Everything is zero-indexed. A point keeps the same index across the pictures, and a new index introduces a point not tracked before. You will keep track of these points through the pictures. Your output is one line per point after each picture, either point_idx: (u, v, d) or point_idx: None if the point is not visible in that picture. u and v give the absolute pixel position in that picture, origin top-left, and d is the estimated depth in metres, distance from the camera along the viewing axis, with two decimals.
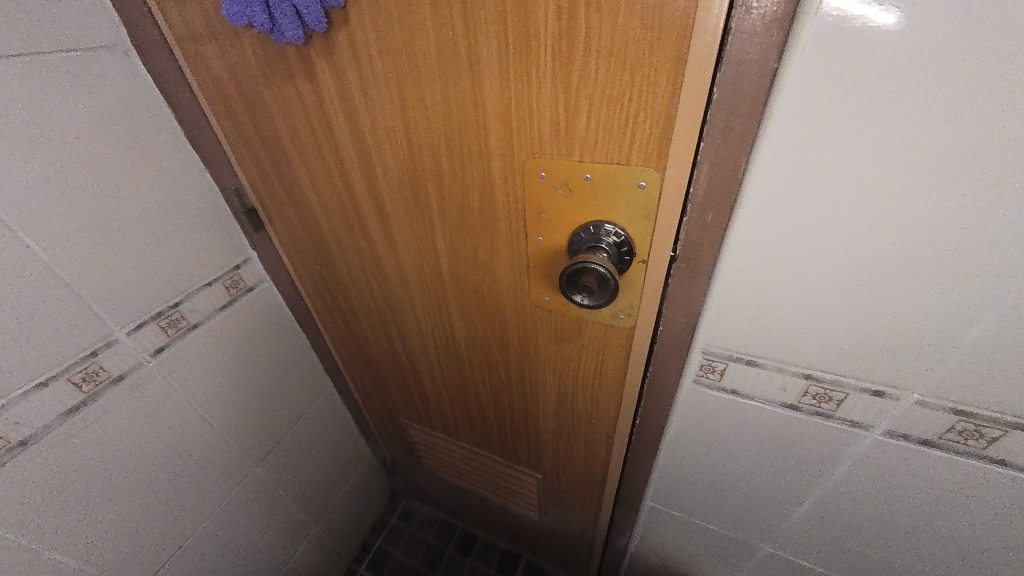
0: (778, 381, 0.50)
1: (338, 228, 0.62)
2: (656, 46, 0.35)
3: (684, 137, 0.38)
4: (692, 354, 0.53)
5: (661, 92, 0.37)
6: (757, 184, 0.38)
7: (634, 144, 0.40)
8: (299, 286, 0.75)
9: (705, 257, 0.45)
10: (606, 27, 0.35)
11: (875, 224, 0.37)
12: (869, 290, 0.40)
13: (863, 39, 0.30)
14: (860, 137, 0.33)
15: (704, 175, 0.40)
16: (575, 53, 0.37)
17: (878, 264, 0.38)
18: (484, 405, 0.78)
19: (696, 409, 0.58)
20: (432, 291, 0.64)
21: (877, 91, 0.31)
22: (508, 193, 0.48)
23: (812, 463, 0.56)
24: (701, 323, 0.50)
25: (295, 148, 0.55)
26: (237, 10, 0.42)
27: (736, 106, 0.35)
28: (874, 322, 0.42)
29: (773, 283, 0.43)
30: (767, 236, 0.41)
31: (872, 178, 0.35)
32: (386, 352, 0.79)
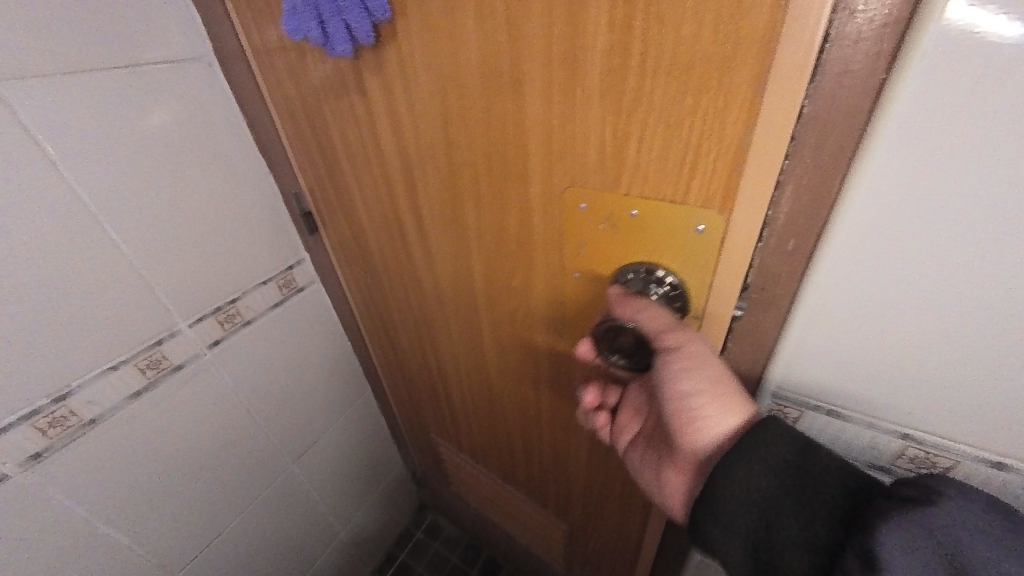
0: (867, 439, 0.43)
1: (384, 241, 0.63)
2: (726, 64, 0.31)
3: (765, 166, 0.33)
4: (761, 397, 0.47)
5: (729, 116, 0.32)
6: (849, 206, 0.33)
7: (693, 177, 0.36)
8: (346, 292, 0.77)
9: (782, 290, 0.39)
10: (666, 45, 0.32)
11: (998, 272, 0.30)
12: (983, 347, 0.33)
13: (996, 50, 0.24)
14: (982, 169, 0.27)
15: (786, 198, 0.35)
16: (632, 72, 0.34)
17: (994, 318, 0.32)
18: (513, 436, 0.75)
19: None
20: (466, 314, 0.62)
21: (1011, 114, 0.25)
22: (548, 222, 0.46)
23: None
24: (773, 363, 0.44)
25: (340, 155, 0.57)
26: (295, 26, 0.43)
27: (833, 120, 0.30)
28: (992, 381, 0.35)
29: (861, 327, 0.37)
30: (856, 276, 0.35)
31: (997, 218, 0.28)
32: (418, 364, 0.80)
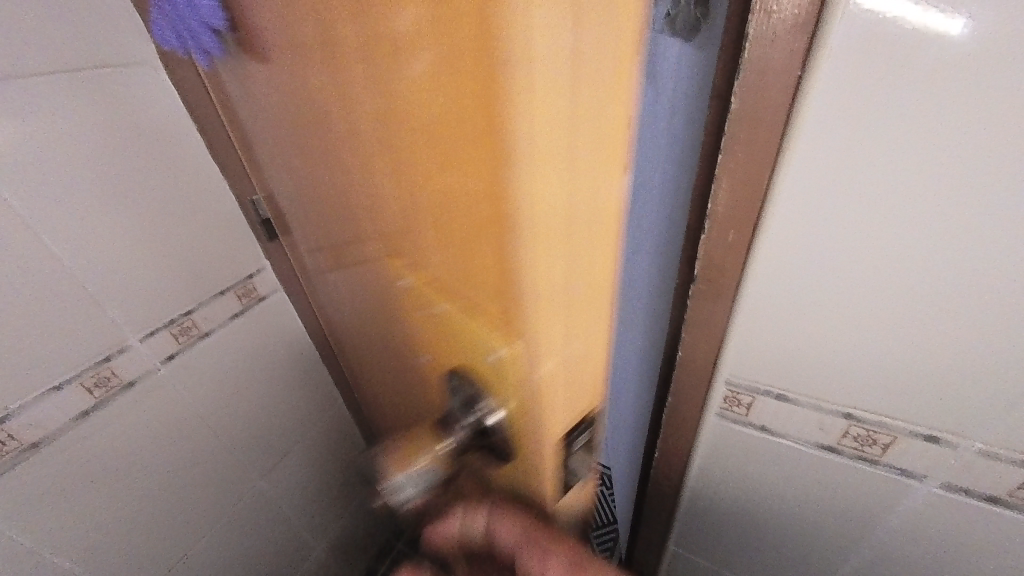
0: (814, 420, 0.45)
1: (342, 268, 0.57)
2: (473, 59, 0.17)
3: (581, 252, 0.21)
4: (715, 385, 0.49)
5: (483, 190, 0.20)
6: (781, 200, 0.36)
7: (477, 270, 0.23)
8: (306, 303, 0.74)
9: (727, 278, 0.42)
10: (410, 85, 0.20)
11: (908, 244, 0.34)
12: (903, 317, 0.37)
13: (894, 45, 0.28)
14: (889, 150, 0.32)
15: (723, 193, 0.38)
16: (401, 145, 0.23)
17: (910, 288, 0.36)
18: None
19: (721, 445, 0.54)
20: (373, 354, 0.56)
21: (907, 99, 0.30)
22: (385, 289, 0.36)
23: (847, 508, 0.51)
24: (725, 351, 0.46)
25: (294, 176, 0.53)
26: (162, 35, 0.46)
27: (757, 117, 0.34)
28: (914, 350, 0.38)
29: (801, 306, 0.40)
30: (794, 256, 0.38)
31: (904, 194, 0.33)
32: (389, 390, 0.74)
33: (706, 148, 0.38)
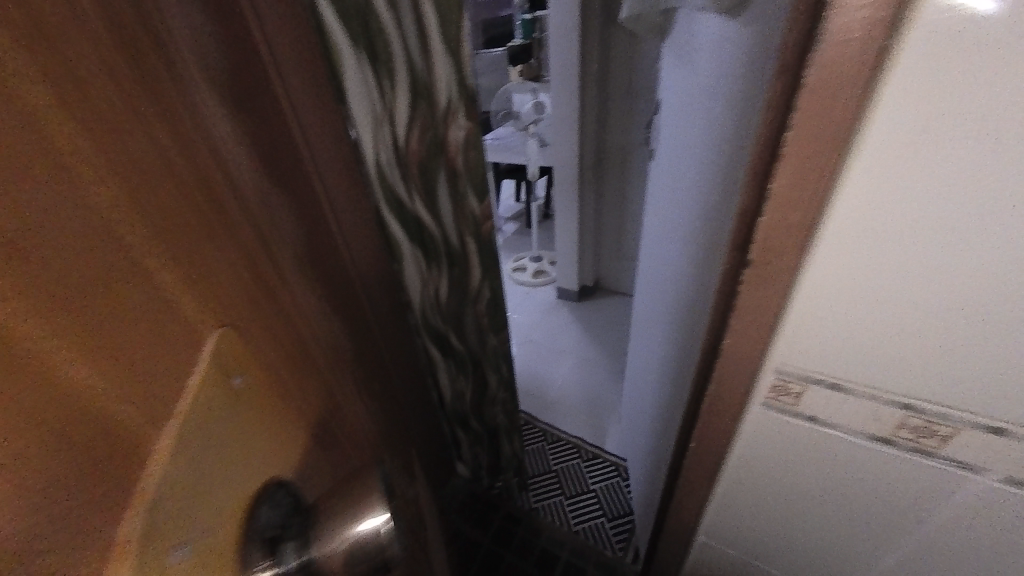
0: (867, 410, 0.44)
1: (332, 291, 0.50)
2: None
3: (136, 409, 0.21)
4: (762, 374, 0.48)
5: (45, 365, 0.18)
6: (851, 181, 0.35)
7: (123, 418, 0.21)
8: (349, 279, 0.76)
9: (786, 263, 0.40)
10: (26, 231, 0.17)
11: (984, 230, 0.33)
12: (971, 308, 0.36)
13: (983, 21, 0.27)
14: (969, 131, 0.30)
15: (786, 172, 0.36)
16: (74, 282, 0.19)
17: (982, 278, 0.34)
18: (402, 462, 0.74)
19: (764, 436, 0.53)
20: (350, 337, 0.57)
21: (994, 77, 0.29)
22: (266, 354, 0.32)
23: (894, 501, 0.50)
24: (776, 339, 0.45)
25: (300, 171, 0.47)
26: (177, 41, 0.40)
27: (832, 91, 0.32)
28: (981, 341, 0.37)
29: (862, 294, 0.39)
30: (859, 240, 0.37)
31: (984, 176, 0.31)
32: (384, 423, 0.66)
33: (769, 124, 0.37)
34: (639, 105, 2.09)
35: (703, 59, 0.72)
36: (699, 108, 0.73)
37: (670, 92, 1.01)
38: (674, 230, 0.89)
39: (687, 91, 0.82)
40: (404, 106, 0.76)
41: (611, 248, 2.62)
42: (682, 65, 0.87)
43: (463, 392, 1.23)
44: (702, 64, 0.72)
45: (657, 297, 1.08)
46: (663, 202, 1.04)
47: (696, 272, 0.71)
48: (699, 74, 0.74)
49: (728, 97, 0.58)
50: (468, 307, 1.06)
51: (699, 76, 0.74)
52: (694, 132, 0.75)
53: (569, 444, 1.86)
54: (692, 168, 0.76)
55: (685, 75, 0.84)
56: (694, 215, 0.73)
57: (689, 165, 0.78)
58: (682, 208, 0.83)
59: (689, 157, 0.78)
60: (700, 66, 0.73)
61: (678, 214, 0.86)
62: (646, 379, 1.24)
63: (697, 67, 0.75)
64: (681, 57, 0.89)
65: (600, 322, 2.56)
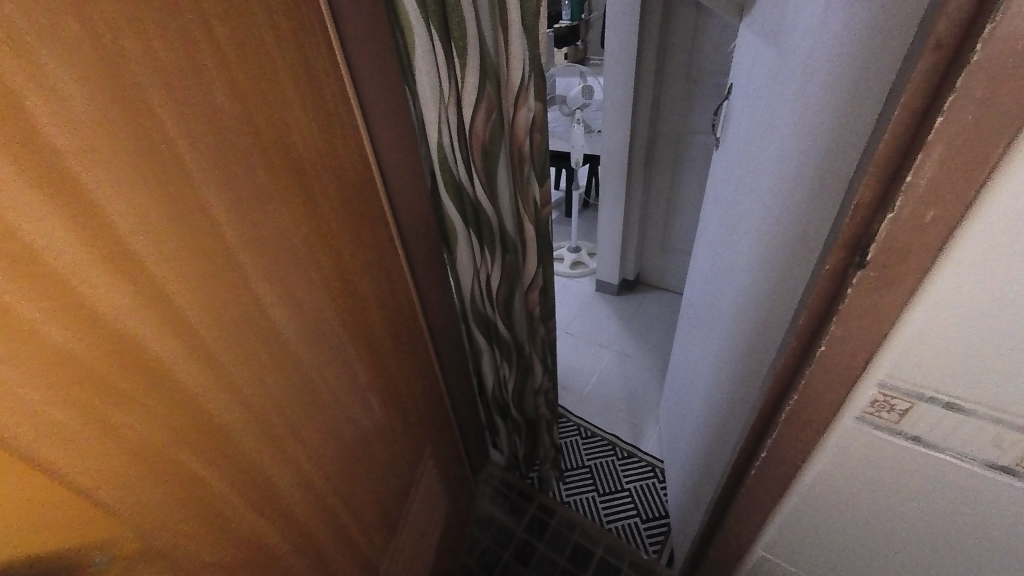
0: (987, 435, 0.40)
1: (282, 314, 0.50)
2: None
3: None
4: (863, 387, 0.43)
5: None
6: (1016, 172, 0.30)
7: None
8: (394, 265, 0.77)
9: (912, 267, 0.36)
10: None
11: None
12: None
13: None
14: None
15: (933, 162, 0.32)
16: None
17: None
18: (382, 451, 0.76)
19: (852, 453, 0.49)
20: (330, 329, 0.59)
21: None
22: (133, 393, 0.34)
23: (1002, 535, 0.45)
24: (886, 350, 0.41)
25: (269, 194, 0.47)
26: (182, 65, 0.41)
27: (1005, 71, 0.28)
28: None
29: (1005, 305, 0.34)
30: (1010, 244, 0.32)
31: None
32: (345, 447, 0.65)
33: (912, 107, 0.33)
34: (697, 93, 2.00)
35: (804, 34, 0.65)
36: (796, 90, 0.66)
37: (750, 77, 0.94)
38: (750, 225, 0.83)
39: (778, 73, 0.75)
40: (472, 83, 0.74)
41: (655, 243, 2.55)
42: (770, 46, 0.81)
43: (505, 380, 1.22)
44: (803, 40, 0.66)
45: (719, 296, 1.02)
46: (733, 194, 0.98)
47: (791, 272, 0.66)
48: (797, 53, 0.67)
49: (862, 77, 0.51)
50: (518, 295, 1.04)
51: (797, 55, 0.67)
52: (787, 117, 0.69)
53: (602, 440, 1.85)
54: (783, 158, 0.70)
55: (775, 55, 0.77)
56: (791, 211, 0.67)
57: (776, 154, 0.72)
58: (762, 202, 0.77)
59: (778, 146, 0.72)
60: (801, 44, 0.66)
61: (757, 208, 0.80)
62: (698, 381, 1.19)
63: (795, 45, 0.68)
64: (770, 37, 0.82)
65: (639, 318, 2.50)
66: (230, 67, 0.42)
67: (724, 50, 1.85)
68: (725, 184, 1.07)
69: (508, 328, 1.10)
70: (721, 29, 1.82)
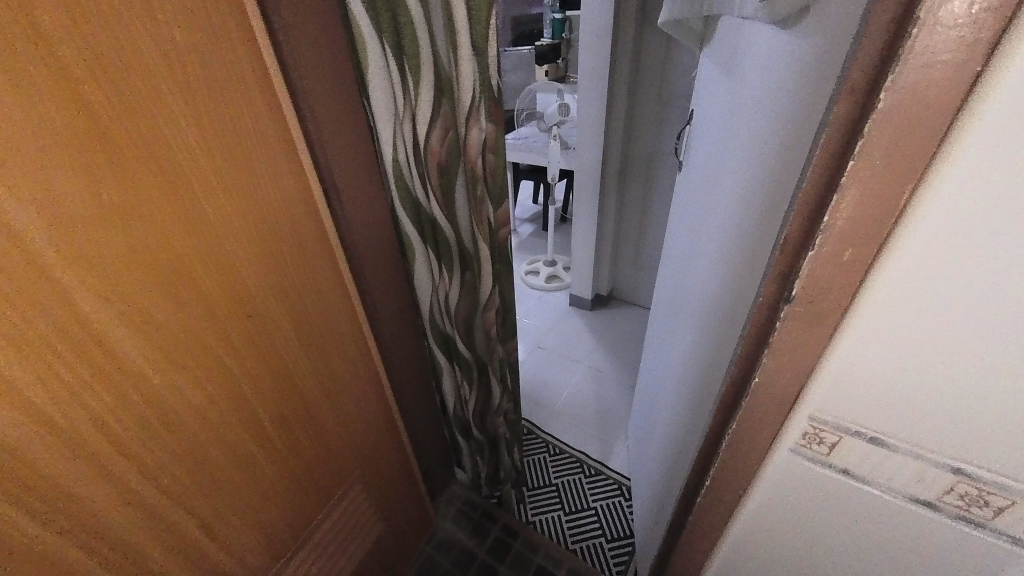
0: (913, 470, 0.40)
1: (120, 333, 0.48)
2: None
3: None
4: (796, 419, 0.43)
5: None
6: (922, 219, 0.31)
7: None
8: (330, 283, 0.75)
9: (833, 302, 0.36)
10: None
11: None
12: None
13: None
14: None
15: (846, 203, 0.33)
16: None
17: None
18: (276, 465, 0.75)
19: (788, 484, 0.48)
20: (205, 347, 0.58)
21: None
22: None
23: (932, 568, 0.45)
24: (815, 384, 0.41)
25: (118, 213, 0.45)
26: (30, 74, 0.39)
27: (914, 118, 0.29)
28: None
29: (922, 344, 0.35)
30: (926, 285, 0.33)
31: None
32: (211, 462, 0.63)
33: (830, 148, 0.33)
34: (668, 115, 2.04)
35: (755, 67, 0.67)
36: (747, 119, 0.68)
37: (710, 104, 0.97)
38: (706, 247, 0.85)
39: (732, 102, 0.77)
40: (426, 103, 0.74)
41: (628, 258, 2.58)
42: (727, 77, 0.83)
43: (468, 398, 1.20)
44: (754, 73, 0.67)
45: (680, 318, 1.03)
46: (693, 217, 0.99)
47: (743, 296, 0.66)
48: (748, 84, 0.69)
49: (802, 110, 0.52)
50: (479, 313, 1.03)
51: (748, 86, 0.69)
52: (739, 145, 0.70)
53: (571, 457, 1.83)
54: (735, 183, 0.71)
55: (730, 84, 0.79)
56: (742, 235, 0.67)
57: (730, 180, 0.74)
58: (717, 226, 0.78)
59: (731, 172, 0.73)
60: (752, 76, 0.68)
61: (712, 231, 0.81)
62: (661, 401, 1.19)
63: (746, 78, 0.70)
64: (726, 68, 0.84)
65: (612, 333, 2.51)
66: (79, 82, 0.40)
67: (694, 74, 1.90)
68: (687, 206, 1.08)
69: (468, 345, 1.09)
70: (689, 54, 1.87)
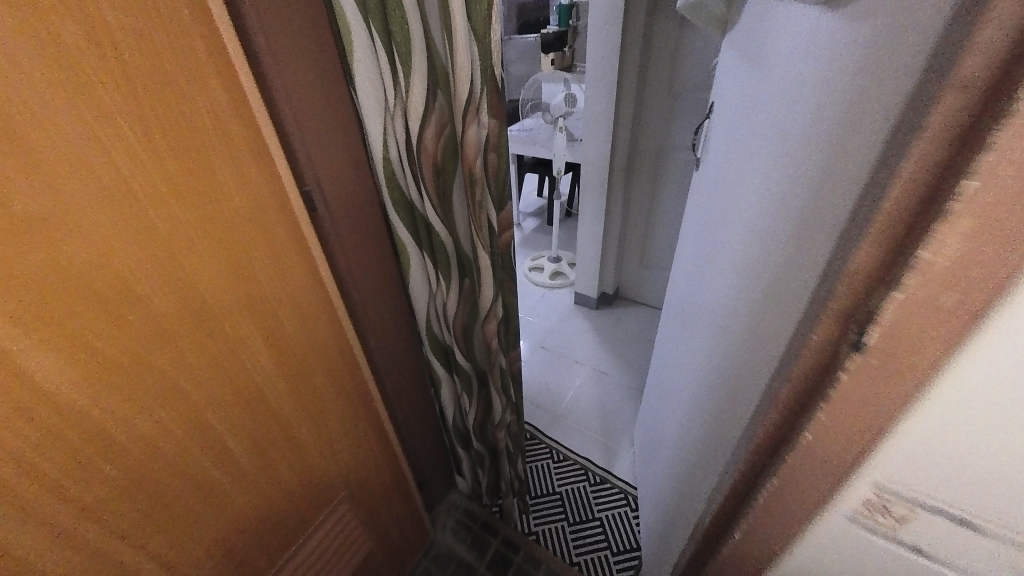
0: (1004, 555, 0.34)
1: (47, 362, 0.42)
2: None
3: None
4: (856, 487, 0.37)
5: None
6: None
7: None
8: (315, 294, 0.69)
9: (921, 358, 0.29)
10: None
11: None
12: None
13: None
14: None
15: (953, 240, 0.26)
16: None
17: None
18: (254, 489, 0.70)
19: (839, 553, 0.42)
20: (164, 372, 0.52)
21: None
22: None
23: None
24: (885, 450, 0.34)
25: (28, 224, 0.38)
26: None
27: None
28: None
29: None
30: None
31: None
32: (175, 493, 0.58)
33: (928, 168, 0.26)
34: (680, 107, 1.94)
35: (791, 56, 0.59)
36: (780, 116, 0.60)
37: (731, 97, 0.88)
38: (727, 258, 0.77)
39: (759, 97, 0.69)
40: (419, 95, 0.67)
41: (634, 256, 2.50)
42: (753, 68, 0.74)
43: (467, 409, 1.14)
44: (788, 63, 0.59)
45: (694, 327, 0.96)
46: (710, 222, 0.91)
47: (773, 319, 0.58)
48: (782, 76, 0.61)
49: (853, 108, 0.44)
50: (478, 321, 0.97)
51: (782, 78, 0.61)
52: (771, 146, 0.62)
53: (576, 464, 1.77)
54: (765, 188, 0.63)
55: (758, 76, 0.71)
56: (773, 250, 0.60)
57: (758, 185, 0.66)
58: (741, 236, 0.71)
59: (760, 176, 0.65)
60: (786, 67, 0.60)
61: (735, 242, 0.74)
62: (672, 414, 1.12)
63: (780, 69, 0.62)
64: (752, 58, 0.76)
65: (617, 334, 2.44)
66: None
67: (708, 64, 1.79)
68: (703, 209, 1.00)
69: (467, 355, 1.02)
70: (704, 43, 1.77)
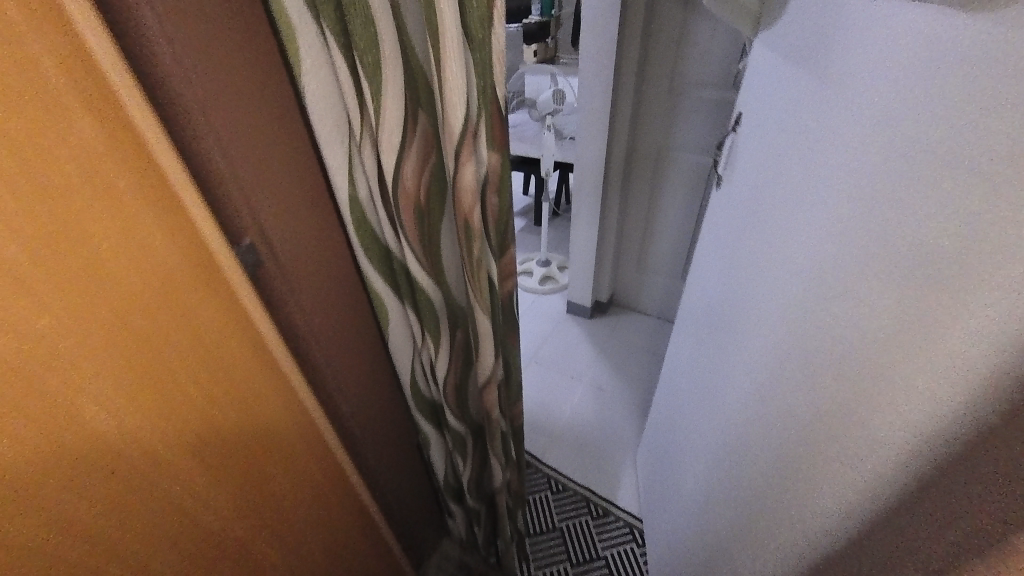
0: None
1: None
2: None
3: None
4: None
5: None
6: None
7: None
8: (246, 355, 0.54)
9: None
10: None
11: None
12: None
13: None
14: None
15: None
16: None
17: None
18: None
19: None
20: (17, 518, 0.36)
21: None
22: None
23: None
24: None
25: None
26: None
27: None
28: None
29: None
30: None
31: None
32: None
33: None
34: (680, 106, 1.81)
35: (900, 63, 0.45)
36: (887, 146, 0.45)
37: (773, 110, 0.74)
38: (784, 310, 0.63)
39: (836, 115, 0.55)
40: (393, 115, 0.52)
41: (631, 262, 2.37)
42: (821, 76, 0.60)
43: (459, 467, 0.99)
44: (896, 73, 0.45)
45: (728, 377, 0.82)
46: (749, 257, 0.78)
47: (878, 415, 0.45)
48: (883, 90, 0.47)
49: None
50: (471, 375, 0.83)
51: (883, 93, 0.47)
52: (869, 183, 0.48)
53: (576, 494, 1.65)
54: (858, 238, 0.49)
55: (831, 87, 0.56)
56: (875, 323, 0.46)
57: (843, 231, 0.52)
58: (811, 290, 0.57)
59: (846, 220, 0.51)
60: (891, 79, 0.46)
61: (799, 293, 0.60)
62: (694, 464, 1.00)
63: (878, 81, 0.47)
64: (816, 63, 0.61)
65: (614, 345, 2.32)
66: None
67: (711, 59, 1.66)
68: (734, 237, 0.86)
69: (461, 412, 0.87)
70: (709, 35, 1.63)
